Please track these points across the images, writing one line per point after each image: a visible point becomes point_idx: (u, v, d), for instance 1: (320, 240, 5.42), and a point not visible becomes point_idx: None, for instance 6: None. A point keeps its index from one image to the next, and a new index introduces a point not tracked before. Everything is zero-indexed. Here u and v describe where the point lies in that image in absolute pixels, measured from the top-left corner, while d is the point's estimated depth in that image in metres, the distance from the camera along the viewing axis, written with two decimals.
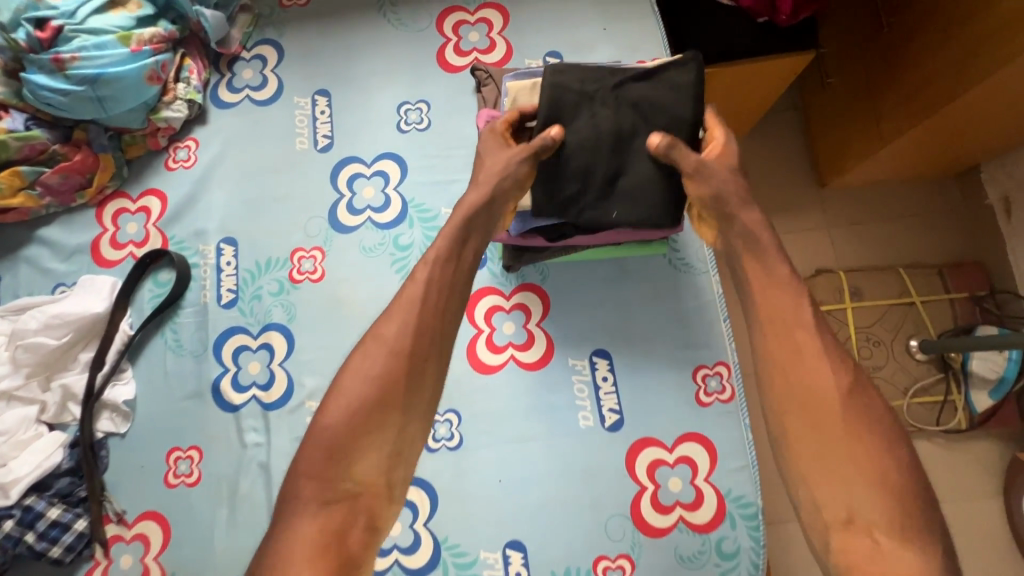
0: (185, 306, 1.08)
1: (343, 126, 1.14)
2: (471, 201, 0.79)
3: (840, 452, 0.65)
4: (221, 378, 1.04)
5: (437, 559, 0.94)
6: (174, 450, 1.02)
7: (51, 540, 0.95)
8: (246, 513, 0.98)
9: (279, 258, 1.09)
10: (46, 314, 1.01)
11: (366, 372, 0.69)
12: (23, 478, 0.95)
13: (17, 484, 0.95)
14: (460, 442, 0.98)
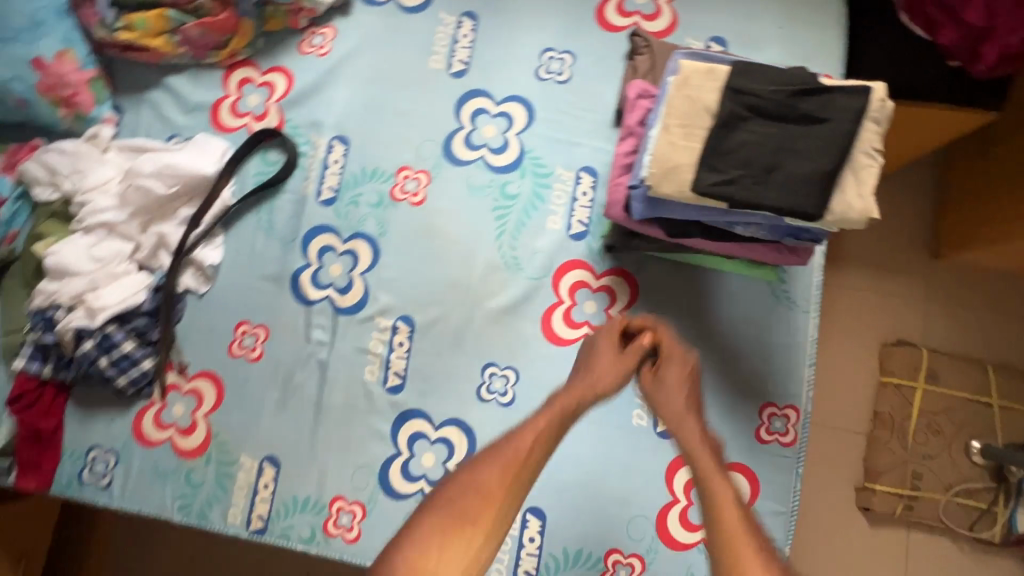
0: (285, 191, 1.08)
1: (482, 55, 1.10)
2: (582, 384, 0.81)
3: None
4: (302, 271, 1.06)
5: None
6: (243, 324, 1.06)
7: (121, 370, 1.02)
8: (296, 402, 1.02)
9: (385, 171, 1.08)
10: (161, 162, 1.04)
11: (474, 482, 0.68)
12: (110, 307, 1.01)
13: (103, 310, 1.00)
14: (512, 400, 0.99)
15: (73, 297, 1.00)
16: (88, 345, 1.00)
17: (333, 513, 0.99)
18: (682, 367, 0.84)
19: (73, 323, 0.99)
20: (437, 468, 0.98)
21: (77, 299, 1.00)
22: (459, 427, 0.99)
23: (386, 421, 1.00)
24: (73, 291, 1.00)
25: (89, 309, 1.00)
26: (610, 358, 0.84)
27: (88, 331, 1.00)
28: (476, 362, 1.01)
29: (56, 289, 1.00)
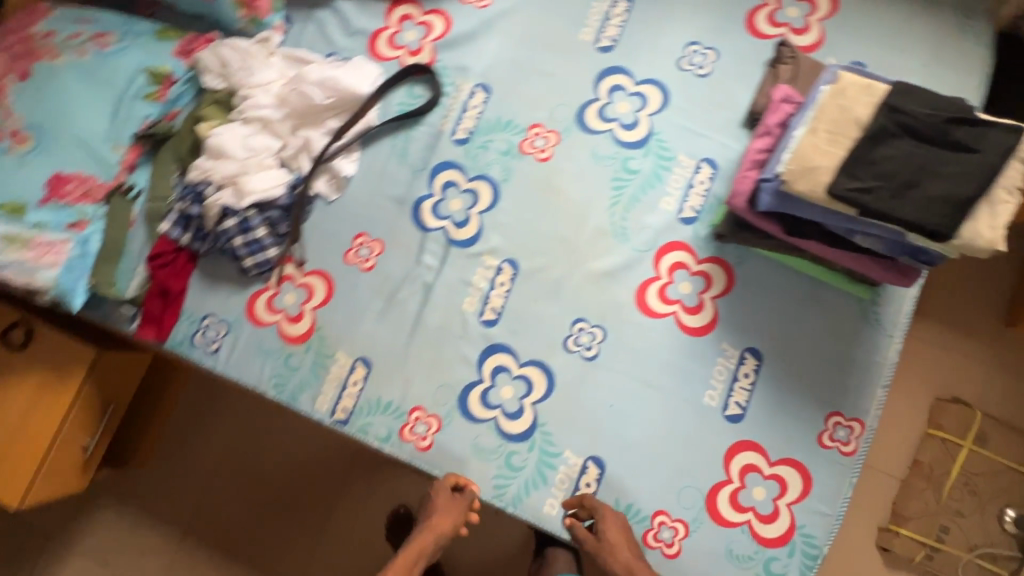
0: (424, 123, 1.17)
1: (629, 37, 1.16)
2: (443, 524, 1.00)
3: None
4: (425, 199, 1.14)
5: (529, 435, 1.05)
6: (361, 235, 1.15)
7: (250, 252, 1.11)
8: (396, 315, 1.11)
9: (518, 125, 1.15)
10: (326, 75, 1.12)
11: None
12: (253, 194, 1.10)
13: (248, 195, 1.09)
14: (595, 356, 1.06)
15: (225, 177, 1.10)
16: (228, 222, 1.10)
17: (411, 421, 1.08)
18: (619, 526, 0.96)
19: (221, 200, 1.09)
20: (513, 401, 1.06)
21: (228, 179, 1.10)
22: (541, 370, 1.06)
23: (475, 349, 1.08)
24: (225, 172, 1.10)
25: (236, 191, 1.10)
26: (448, 508, 1.00)
27: (231, 210, 1.10)
28: (568, 314, 1.08)
29: (212, 166, 1.10)
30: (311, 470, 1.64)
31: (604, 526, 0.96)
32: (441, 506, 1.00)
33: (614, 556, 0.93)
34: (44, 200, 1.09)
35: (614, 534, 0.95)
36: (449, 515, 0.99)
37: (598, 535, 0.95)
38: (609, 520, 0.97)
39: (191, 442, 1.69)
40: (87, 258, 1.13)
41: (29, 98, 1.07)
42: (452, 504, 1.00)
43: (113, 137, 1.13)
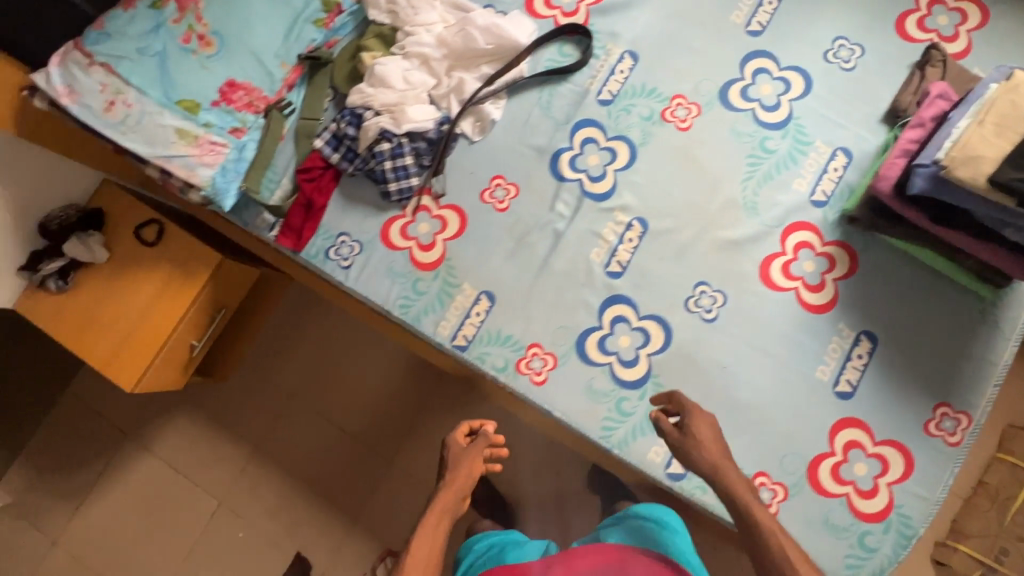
0: (570, 81, 1.22)
1: (779, 24, 1.20)
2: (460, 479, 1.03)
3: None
4: (564, 151, 1.20)
5: (642, 384, 1.09)
6: (499, 177, 1.20)
7: (396, 178, 1.17)
8: (524, 256, 1.16)
9: (661, 93, 1.20)
10: (491, 21, 1.18)
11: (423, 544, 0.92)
12: (408, 123, 1.16)
13: (404, 123, 1.16)
14: (713, 318, 1.11)
15: (384, 104, 1.16)
16: (381, 147, 1.16)
17: (528, 356, 1.13)
18: (708, 422, 0.94)
19: (379, 124, 1.15)
20: (629, 350, 1.11)
21: (387, 106, 1.17)
22: (659, 325, 1.11)
23: (597, 297, 1.13)
24: (385, 99, 1.16)
25: (394, 118, 1.16)
26: (461, 460, 1.06)
27: (386, 135, 1.16)
28: (692, 276, 1.12)
29: (374, 92, 1.17)
30: (395, 389, 1.72)
31: (693, 424, 0.94)
32: (454, 457, 1.06)
33: (700, 452, 0.91)
34: (215, 102, 1.16)
35: (704, 434, 0.92)
36: (462, 467, 1.05)
37: (685, 433, 0.94)
38: (700, 422, 0.94)
39: (273, 367, 1.77)
40: (241, 163, 1.20)
41: (217, 6, 1.14)
42: (467, 454, 1.07)
43: (282, 54, 1.20)
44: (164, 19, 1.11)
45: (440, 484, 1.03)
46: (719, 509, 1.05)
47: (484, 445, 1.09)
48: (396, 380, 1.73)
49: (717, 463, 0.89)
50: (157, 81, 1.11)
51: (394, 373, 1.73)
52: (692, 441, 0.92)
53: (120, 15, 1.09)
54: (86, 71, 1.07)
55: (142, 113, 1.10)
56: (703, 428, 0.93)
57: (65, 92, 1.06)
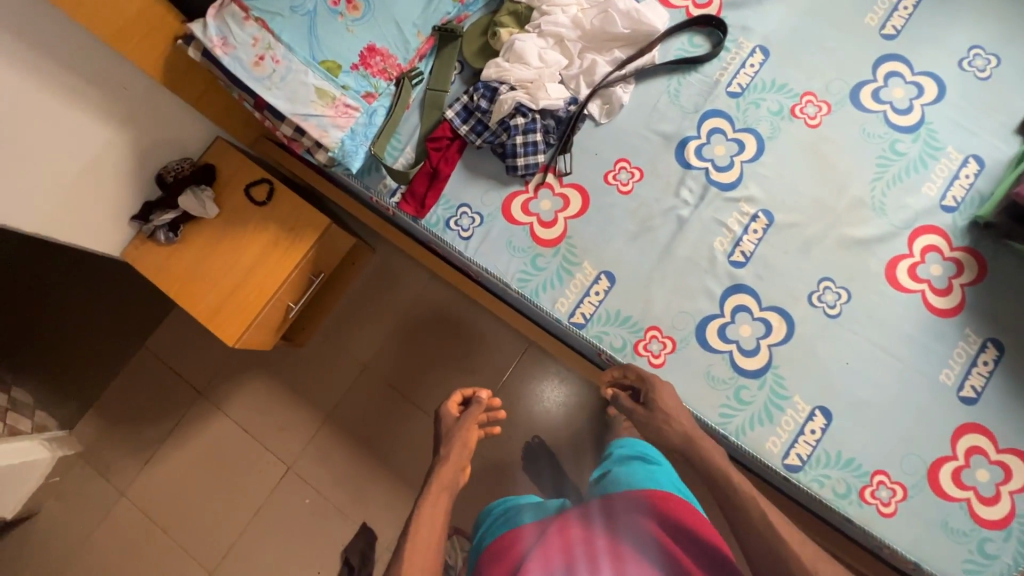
0: (699, 72, 1.24)
1: (914, 29, 1.21)
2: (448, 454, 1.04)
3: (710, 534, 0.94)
4: (691, 140, 1.21)
5: (762, 375, 1.10)
6: (623, 161, 1.21)
7: (524, 153, 1.18)
8: (646, 240, 1.17)
9: (791, 89, 1.21)
10: (631, 6, 1.20)
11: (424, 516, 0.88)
12: (543, 100, 1.18)
13: (539, 100, 1.18)
14: (837, 314, 1.11)
15: (519, 80, 1.18)
16: (515, 122, 1.17)
17: (646, 338, 1.13)
18: (668, 388, 1.03)
19: (514, 99, 1.17)
20: (750, 340, 1.11)
21: (523, 82, 1.18)
22: (782, 317, 1.11)
23: (719, 285, 1.14)
24: (521, 74, 1.18)
25: (529, 94, 1.18)
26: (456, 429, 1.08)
27: (521, 110, 1.18)
28: (817, 271, 1.13)
29: (511, 67, 1.19)
30: (479, 362, 1.72)
31: (656, 395, 1.02)
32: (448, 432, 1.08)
33: (668, 421, 0.98)
34: (354, 66, 1.18)
35: (668, 403, 1.00)
36: (459, 436, 1.06)
37: (651, 403, 1.02)
38: (663, 392, 1.02)
39: (349, 334, 1.79)
40: (370, 127, 1.21)
41: None
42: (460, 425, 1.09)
43: (419, 24, 1.23)
44: None
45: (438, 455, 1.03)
46: (837, 505, 1.03)
47: (478, 411, 1.12)
48: (483, 354, 1.73)
49: (685, 435, 0.96)
50: (305, 40, 1.13)
51: (474, 344, 1.73)
52: (658, 411, 1.00)
53: None
54: (241, 24, 1.09)
55: (288, 70, 1.12)
56: (671, 402, 1.00)
57: (219, 43, 1.08)
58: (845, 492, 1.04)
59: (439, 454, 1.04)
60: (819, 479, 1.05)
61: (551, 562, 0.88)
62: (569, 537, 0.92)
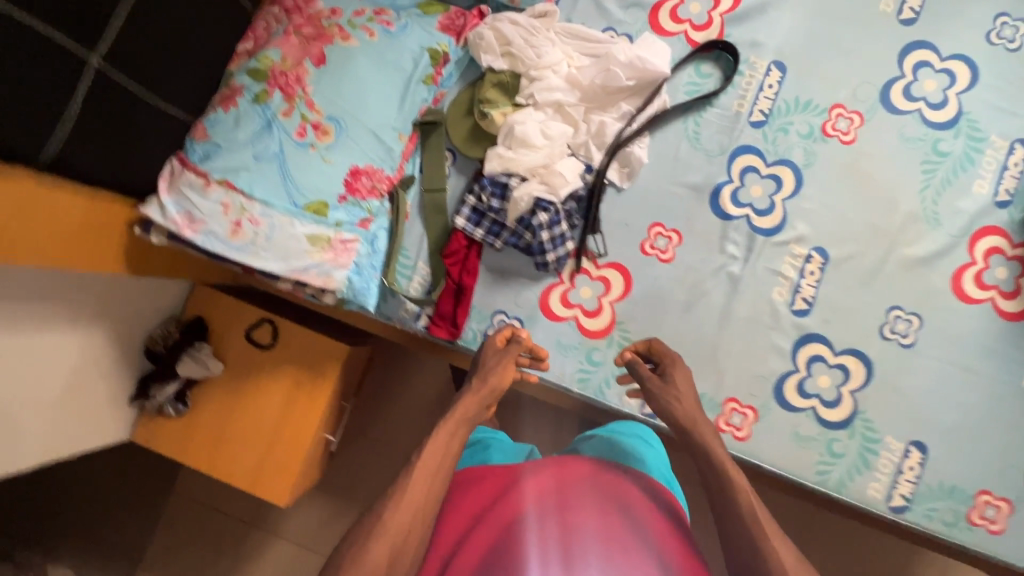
0: (715, 105, 1.11)
1: (934, 8, 1.10)
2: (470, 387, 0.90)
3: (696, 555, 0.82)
4: (724, 186, 1.10)
5: (849, 423, 1.06)
6: (657, 226, 1.11)
7: (553, 247, 1.06)
8: (704, 307, 1.09)
9: (818, 105, 1.10)
10: (634, 53, 1.05)
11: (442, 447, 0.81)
12: (562, 185, 1.05)
13: (557, 188, 1.04)
14: (912, 342, 1.06)
15: (530, 169, 1.05)
16: (538, 218, 1.04)
17: (726, 412, 1.08)
18: (682, 369, 0.95)
19: (532, 194, 1.04)
20: (831, 390, 1.07)
21: (536, 171, 1.05)
22: (858, 358, 1.06)
23: (787, 339, 1.08)
24: (530, 162, 1.05)
25: (546, 182, 1.05)
26: (494, 369, 0.92)
27: (541, 202, 1.05)
28: (884, 301, 1.07)
29: (518, 156, 1.05)
30: None
31: (672, 372, 0.94)
32: (485, 368, 0.92)
33: (681, 401, 0.91)
34: (341, 197, 1.02)
35: (684, 385, 0.93)
36: (494, 377, 0.91)
37: (667, 378, 0.94)
38: (680, 372, 0.95)
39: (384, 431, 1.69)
40: (375, 255, 1.09)
41: (326, 84, 0.98)
42: (500, 359, 0.93)
43: (399, 125, 1.06)
44: (272, 112, 0.96)
45: (466, 388, 0.90)
46: (948, 535, 1.03)
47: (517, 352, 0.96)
48: None
49: (693, 417, 0.89)
50: (280, 188, 0.97)
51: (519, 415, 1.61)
52: (670, 385, 0.93)
53: (222, 117, 0.94)
54: (203, 192, 0.92)
55: (272, 227, 0.97)
56: (682, 377, 0.94)
57: (185, 222, 0.92)
58: (954, 520, 1.03)
59: (464, 386, 0.91)
60: (926, 513, 1.04)
61: (544, 500, 0.84)
62: (560, 477, 0.87)
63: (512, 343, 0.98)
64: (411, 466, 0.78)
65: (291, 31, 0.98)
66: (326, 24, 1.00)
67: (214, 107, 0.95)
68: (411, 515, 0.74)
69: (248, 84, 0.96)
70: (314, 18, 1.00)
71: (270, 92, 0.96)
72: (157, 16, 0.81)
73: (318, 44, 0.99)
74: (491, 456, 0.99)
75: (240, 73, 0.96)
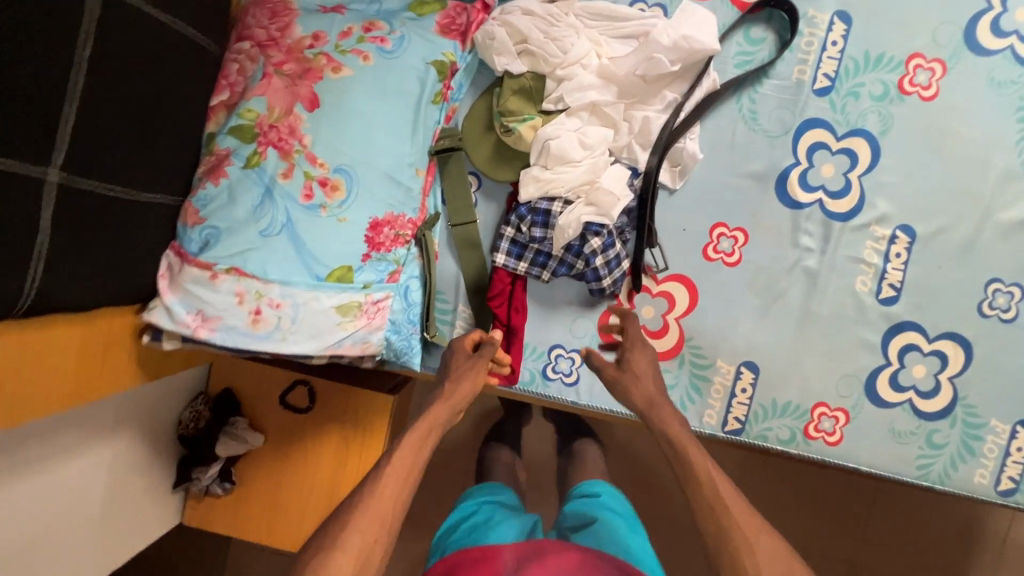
0: (771, 76, 0.96)
1: None
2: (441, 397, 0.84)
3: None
4: (791, 170, 0.96)
5: (949, 411, 0.98)
6: (719, 226, 0.98)
7: (610, 272, 0.94)
8: (779, 310, 0.99)
9: (893, 58, 0.94)
10: (678, 32, 0.88)
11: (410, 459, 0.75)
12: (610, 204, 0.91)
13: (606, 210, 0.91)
14: (1014, 316, 0.96)
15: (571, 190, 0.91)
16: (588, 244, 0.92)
17: (815, 418, 1.00)
18: (646, 354, 0.90)
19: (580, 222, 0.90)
20: (927, 379, 0.98)
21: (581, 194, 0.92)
22: (955, 342, 0.97)
23: (876, 332, 0.98)
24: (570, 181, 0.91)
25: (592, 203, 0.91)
26: (465, 370, 0.88)
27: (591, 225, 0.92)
28: (980, 275, 0.96)
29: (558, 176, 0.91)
30: None
31: (632, 356, 0.90)
32: (456, 370, 0.88)
33: (635, 388, 0.85)
34: (365, 256, 0.89)
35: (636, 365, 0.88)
36: (466, 379, 0.87)
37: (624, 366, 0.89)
38: (639, 362, 0.89)
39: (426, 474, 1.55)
40: (410, 308, 0.97)
41: (325, 130, 0.83)
42: (471, 364, 0.89)
43: (415, 159, 0.91)
44: (270, 176, 0.81)
45: (439, 392, 0.86)
46: None
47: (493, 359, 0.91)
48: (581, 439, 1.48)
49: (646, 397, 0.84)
50: (296, 262, 0.83)
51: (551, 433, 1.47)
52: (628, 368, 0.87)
53: (214, 193, 0.80)
54: (212, 286, 0.80)
55: (296, 307, 0.85)
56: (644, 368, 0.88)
57: (198, 321, 0.80)
58: None
59: (434, 392, 0.86)
60: None
61: None
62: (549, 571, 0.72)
63: (483, 344, 0.93)
64: (378, 472, 0.73)
65: (272, 71, 0.82)
66: (310, 55, 0.83)
67: (201, 181, 0.81)
68: (377, 526, 0.69)
69: (235, 147, 0.81)
70: (296, 49, 0.83)
71: (262, 153, 0.81)
72: (118, 96, 0.66)
73: (306, 82, 0.82)
74: (485, 529, 0.87)
75: (222, 135, 0.81)
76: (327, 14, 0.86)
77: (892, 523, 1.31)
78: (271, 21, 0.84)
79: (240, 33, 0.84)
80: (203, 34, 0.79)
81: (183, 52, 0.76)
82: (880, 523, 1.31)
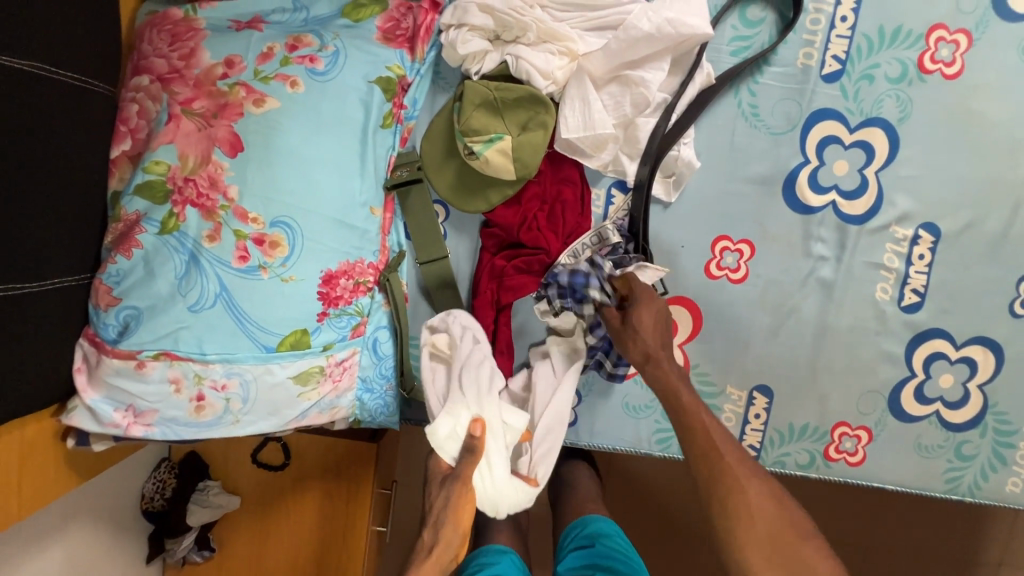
0: (773, 63, 0.83)
1: None
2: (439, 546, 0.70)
3: (778, 533, 0.62)
4: (799, 170, 0.85)
5: (979, 421, 0.90)
6: (722, 240, 0.87)
7: (580, 295, 0.82)
8: (793, 327, 0.89)
9: (911, 32, 0.81)
10: (660, 14, 0.75)
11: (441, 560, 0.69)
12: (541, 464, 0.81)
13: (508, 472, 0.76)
14: None
15: (490, 498, 0.74)
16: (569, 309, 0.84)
17: (836, 439, 0.91)
18: (651, 310, 0.77)
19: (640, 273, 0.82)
20: (955, 389, 0.89)
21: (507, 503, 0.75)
22: (986, 346, 0.88)
23: (899, 343, 0.89)
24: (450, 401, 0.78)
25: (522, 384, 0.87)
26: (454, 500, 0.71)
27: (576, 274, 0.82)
28: (1011, 273, 0.86)
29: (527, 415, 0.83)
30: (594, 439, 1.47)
31: (637, 313, 0.78)
32: (435, 516, 0.72)
33: (633, 344, 0.77)
34: (320, 315, 0.75)
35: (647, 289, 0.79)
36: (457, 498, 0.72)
37: (627, 326, 0.78)
38: (644, 324, 0.77)
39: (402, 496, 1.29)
40: (382, 363, 0.86)
41: (253, 177, 0.69)
42: (448, 506, 0.71)
43: (368, 196, 0.77)
44: (193, 240, 0.68)
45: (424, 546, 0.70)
46: None
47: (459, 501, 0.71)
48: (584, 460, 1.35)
49: (645, 352, 0.76)
50: (238, 338, 0.71)
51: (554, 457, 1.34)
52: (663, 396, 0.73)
53: (127, 268, 0.67)
54: (140, 377, 0.68)
55: (246, 385, 0.72)
56: (703, 428, 0.69)
57: (130, 418, 0.69)
58: None
59: (437, 532, 0.70)
60: None
61: None
62: None
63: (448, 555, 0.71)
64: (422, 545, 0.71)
65: (179, 112, 0.68)
66: (224, 87, 0.69)
67: (110, 253, 0.68)
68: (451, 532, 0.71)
69: (146, 210, 0.68)
70: (205, 81, 0.69)
71: (180, 214, 0.68)
72: None
73: (223, 122, 0.68)
74: None
75: (127, 196, 0.68)
76: (242, 33, 0.72)
77: (908, 516, 1.26)
78: (172, 48, 0.70)
79: (137, 65, 0.71)
80: (86, 76, 0.65)
81: (61, 102, 0.62)
82: (896, 517, 1.26)
